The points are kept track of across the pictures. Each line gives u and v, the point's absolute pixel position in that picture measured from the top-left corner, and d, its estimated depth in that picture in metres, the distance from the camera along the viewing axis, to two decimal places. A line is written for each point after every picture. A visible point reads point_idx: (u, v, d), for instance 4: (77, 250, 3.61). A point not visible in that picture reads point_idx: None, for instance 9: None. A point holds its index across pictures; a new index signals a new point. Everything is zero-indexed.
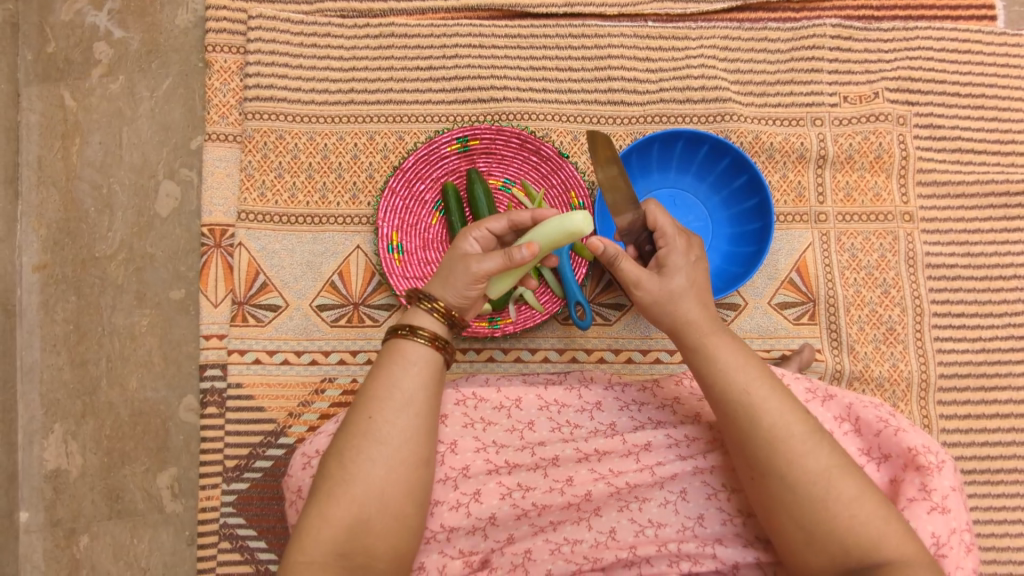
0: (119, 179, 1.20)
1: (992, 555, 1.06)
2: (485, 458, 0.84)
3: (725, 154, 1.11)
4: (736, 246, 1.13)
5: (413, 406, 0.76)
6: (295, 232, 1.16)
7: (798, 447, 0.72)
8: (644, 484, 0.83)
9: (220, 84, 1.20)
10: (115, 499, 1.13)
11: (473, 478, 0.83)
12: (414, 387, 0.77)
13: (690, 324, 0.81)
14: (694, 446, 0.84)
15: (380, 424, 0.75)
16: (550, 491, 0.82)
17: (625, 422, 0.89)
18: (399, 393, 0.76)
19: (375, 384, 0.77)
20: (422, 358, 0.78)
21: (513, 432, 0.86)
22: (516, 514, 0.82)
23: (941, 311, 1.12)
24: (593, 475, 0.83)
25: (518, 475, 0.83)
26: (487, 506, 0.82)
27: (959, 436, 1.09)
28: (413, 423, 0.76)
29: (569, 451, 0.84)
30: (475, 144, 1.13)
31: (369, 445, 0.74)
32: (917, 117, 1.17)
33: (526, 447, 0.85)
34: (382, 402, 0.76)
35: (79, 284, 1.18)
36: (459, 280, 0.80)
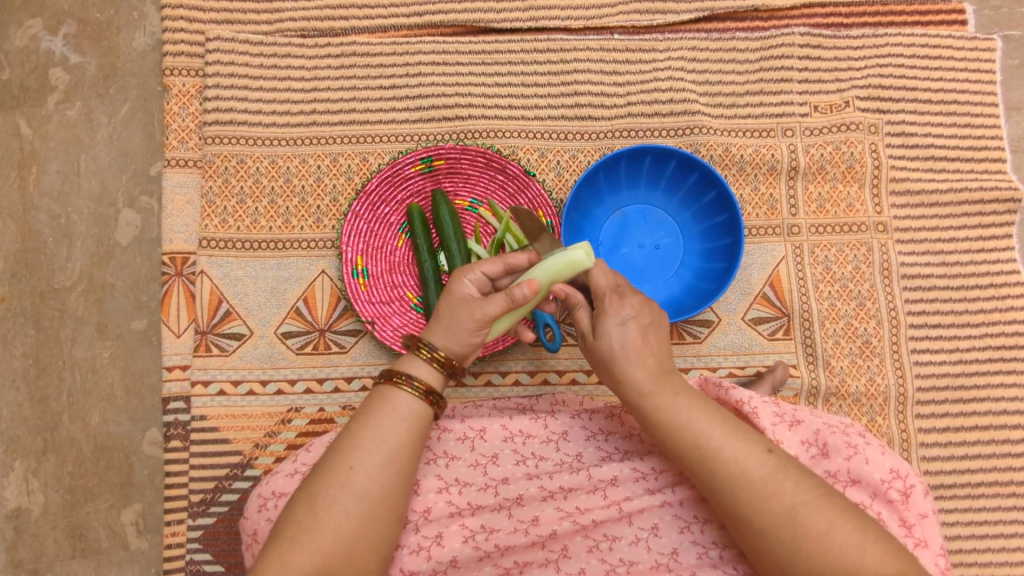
0: (78, 208, 1.18)
1: (974, 571, 1.04)
2: (447, 499, 0.81)
3: (693, 169, 1.09)
4: (707, 262, 1.11)
5: (396, 462, 0.74)
6: (258, 258, 1.13)
7: (762, 490, 0.69)
8: (613, 519, 0.80)
9: (179, 109, 1.17)
10: (79, 538, 1.10)
11: (435, 520, 0.80)
12: (401, 442, 0.75)
13: (632, 384, 0.77)
14: (661, 479, 0.82)
15: (361, 476, 0.72)
16: (515, 532, 0.79)
17: (591, 453, 0.86)
18: (385, 446, 0.74)
19: (360, 433, 0.75)
20: (413, 413, 0.76)
21: (476, 467, 0.84)
22: (479, 556, 0.80)
23: (918, 323, 1.10)
24: (560, 514, 0.80)
25: (482, 517, 0.81)
26: (449, 549, 0.79)
27: (938, 450, 1.07)
28: (395, 480, 0.74)
29: (534, 489, 0.82)
30: (439, 164, 1.11)
31: (345, 497, 0.72)
32: (888, 125, 1.15)
33: (489, 486, 0.83)
34: (366, 454, 0.73)
35: (38, 317, 1.15)
36: (460, 329, 0.79)
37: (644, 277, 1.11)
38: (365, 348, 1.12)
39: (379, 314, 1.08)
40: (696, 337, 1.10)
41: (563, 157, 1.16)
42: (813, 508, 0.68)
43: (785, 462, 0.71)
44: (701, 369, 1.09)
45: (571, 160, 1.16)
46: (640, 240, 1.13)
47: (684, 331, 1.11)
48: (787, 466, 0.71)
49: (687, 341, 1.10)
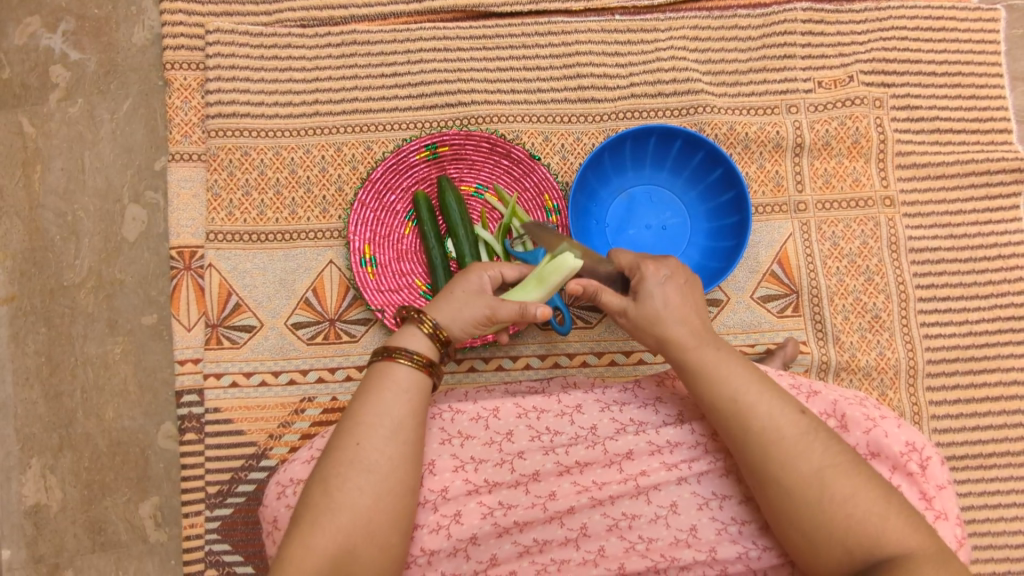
0: (83, 205, 1.18)
1: (988, 540, 1.05)
2: (464, 477, 0.82)
3: (699, 149, 1.08)
4: (715, 241, 1.11)
5: (401, 432, 0.75)
6: (266, 249, 1.13)
7: (794, 447, 0.70)
8: (630, 495, 0.80)
9: (181, 102, 1.17)
10: (98, 532, 1.11)
11: (453, 499, 0.81)
12: (405, 413, 0.75)
13: (674, 342, 0.79)
14: (678, 454, 0.81)
15: (368, 451, 0.73)
16: (532, 508, 0.80)
17: (606, 425, 0.85)
18: (389, 419, 0.74)
19: (363, 409, 0.75)
20: (413, 385, 0.77)
21: (491, 444, 0.84)
22: (498, 533, 0.80)
23: (926, 296, 1.10)
24: (576, 488, 0.80)
25: (499, 494, 0.81)
26: (468, 526, 0.80)
27: (949, 423, 1.08)
28: (403, 449, 0.74)
29: (550, 464, 0.82)
30: (445, 151, 1.10)
31: (356, 474, 0.72)
32: (893, 99, 1.15)
33: (504, 462, 0.82)
34: (371, 428, 0.74)
35: (49, 315, 1.15)
36: (471, 315, 0.82)
37: (653, 259, 1.11)
38: (376, 337, 1.12)
39: (388, 303, 1.08)
40: (707, 316, 1.11)
41: (567, 141, 1.16)
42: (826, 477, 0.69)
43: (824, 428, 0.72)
44: None
45: (575, 144, 1.16)
46: (647, 221, 1.13)
47: None
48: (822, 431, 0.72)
49: None
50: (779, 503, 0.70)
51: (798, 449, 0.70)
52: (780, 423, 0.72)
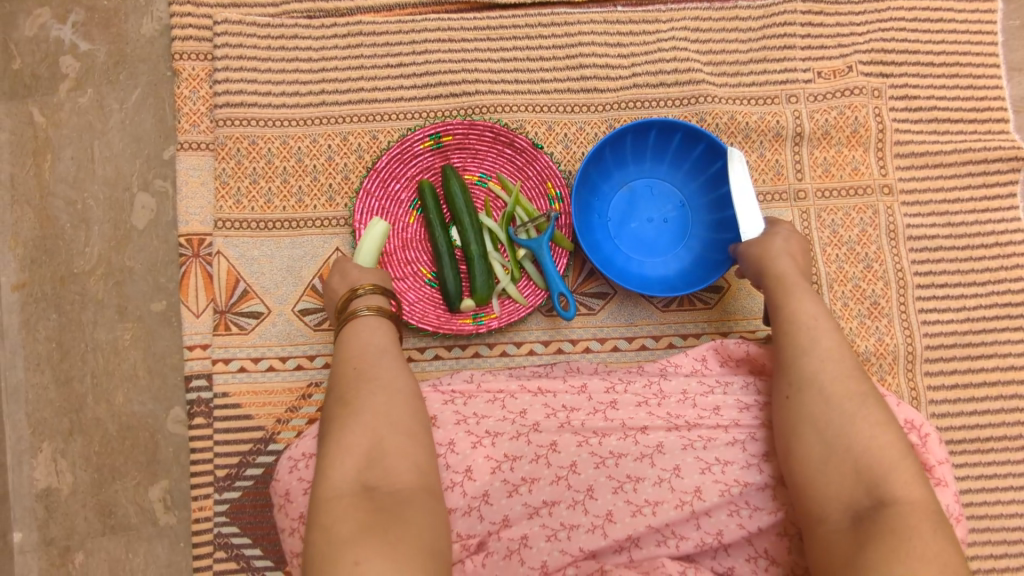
0: (93, 193, 1.19)
1: (986, 523, 1.06)
2: (466, 429, 0.84)
3: (700, 141, 1.10)
4: (716, 232, 1.12)
5: (387, 351, 0.84)
6: (273, 237, 1.15)
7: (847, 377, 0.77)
8: (634, 455, 0.82)
9: (190, 92, 1.19)
10: (109, 515, 1.12)
11: (460, 454, 0.83)
12: (382, 343, 0.85)
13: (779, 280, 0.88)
14: (680, 419, 0.85)
15: (365, 371, 0.81)
16: (537, 462, 0.82)
17: (604, 391, 0.88)
18: (372, 345, 0.84)
19: (346, 351, 0.84)
20: (383, 326, 0.87)
21: (494, 403, 0.87)
22: (508, 492, 0.82)
23: (924, 283, 1.12)
24: (580, 445, 0.83)
25: (503, 447, 0.83)
26: (481, 482, 0.82)
27: (947, 407, 1.09)
28: (393, 369, 0.82)
29: (553, 422, 0.85)
30: (448, 140, 1.12)
31: (368, 389, 0.79)
32: (892, 89, 1.16)
33: (508, 418, 0.85)
34: (360, 356, 0.82)
35: (59, 301, 1.17)
36: None
37: (655, 251, 1.13)
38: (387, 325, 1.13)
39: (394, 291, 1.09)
40: (708, 303, 1.13)
41: (570, 130, 1.18)
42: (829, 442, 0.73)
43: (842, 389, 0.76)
44: (712, 334, 1.13)
45: (578, 133, 1.18)
46: (648, 214, 1.14)
47: (695, 297, 1.14)
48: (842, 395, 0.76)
49: (697, 307, 1.13)
50: None
51: (814, 387, 0.77)
52: (826, 356, 0.79)
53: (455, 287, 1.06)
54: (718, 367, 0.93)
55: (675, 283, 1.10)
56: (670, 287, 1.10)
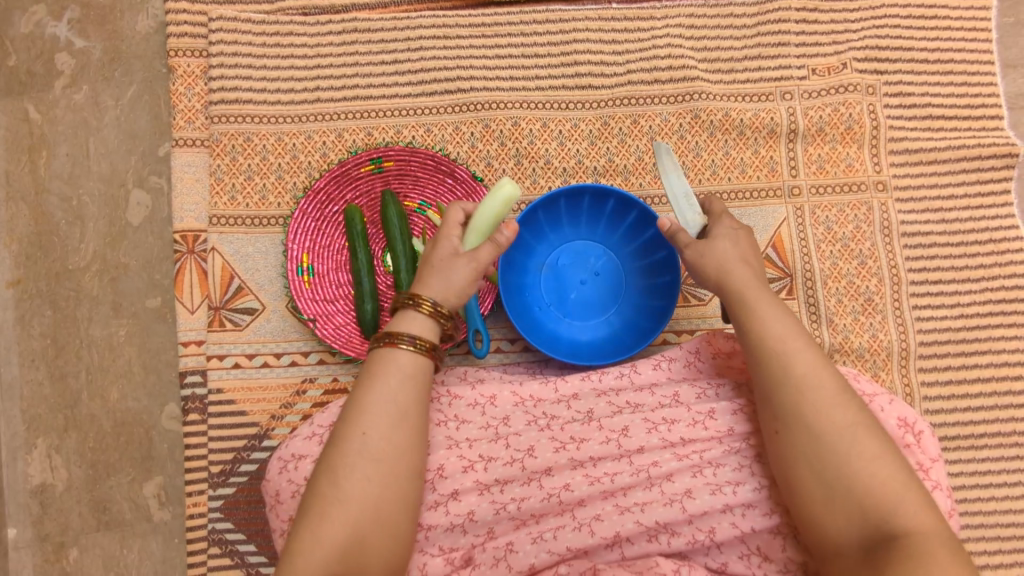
0: (88, 190, 1.19)
1: (979, 520, 1.06)
2: (458, 454, 0.84)
3: (631, 208, 1.08)
4: (648, 256, 1.10)
5: (406, 420, 0.76)
6: (268, 234, 1.15)
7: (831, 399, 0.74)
8: (629, 472, 0.81)
9: (185, 89, 1.19)
10: (103, 511, 1.12)
11: (449, 477, 0.83)
12: (409, 401, 0.76)
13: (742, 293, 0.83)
14: (674, 429, 0.83)
15: (373, 437, 0.74)
16: (528, 484, 0.82)
17: (602, 408, 0.87)
18: (394, 405, 0.76)
19: (365, 394, 0.76)
20: (411, 365, 0.78)
21: (487, 428, 0.86)
22: (496, 510, 0.81)
23: (919, 279, 1.12)
24: (573, 467, 0.82)
25: (494, 471, 0.83)
26: (466, 503, 0.82)
27: (942, 403, 1.09)
28: (407, 437, 0.76)
29: (545, 439, 0.84)
30: (389, 165, 1.12)
31: (363, 463, 0.73)
32: (886, 86, 1.17)
33: (500, 439, 0.84)
34: (375, 417, 0.75)
35: (54, 297, 1.17)
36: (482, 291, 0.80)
37: (587, 314, 1.10)
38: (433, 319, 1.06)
39: (323, 313, 1.10)
40: (702, 299, 1.12)
41: (564, 127, 1.17)
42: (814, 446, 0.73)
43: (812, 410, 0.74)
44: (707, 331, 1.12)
45: (573, 129, 1.17)
46: (579, 277, 1.11)
47: (689, 294, 1.13)
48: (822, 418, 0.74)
49: (692, 304, 1.12)
50: None
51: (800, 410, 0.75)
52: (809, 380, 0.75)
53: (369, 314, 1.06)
54: (711, 366, 0.92)
55: (602, 348, 1.08)
56: (638, 333, 1.07)
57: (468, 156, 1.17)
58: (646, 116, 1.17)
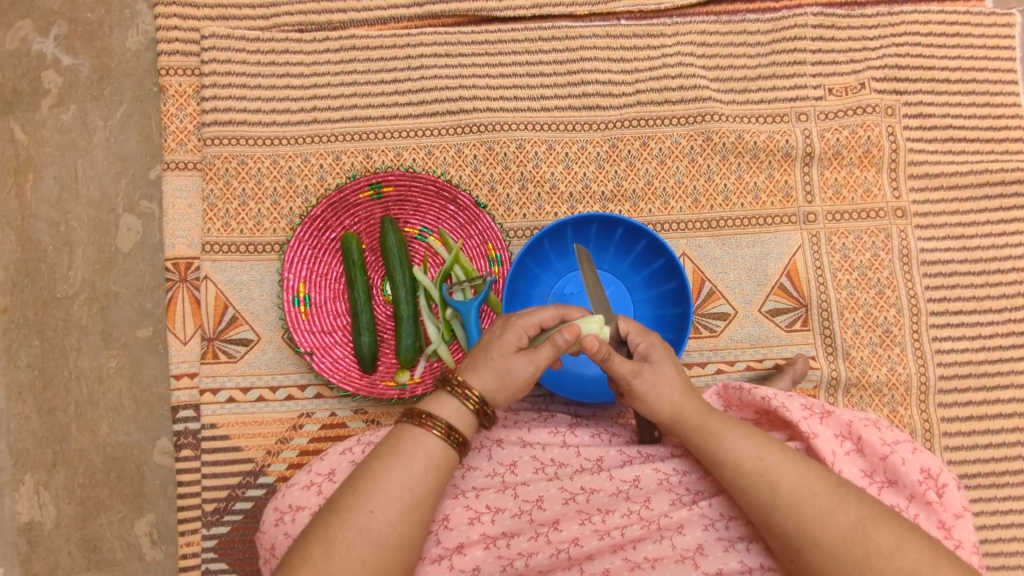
0: (76, 215, 1.15)
1: (1000, 561, 1.02)
2: (465, 504, 0.79)
3: (641, 236, 1.03)
4: (657, 287, 1.06)
5: (416, 511, 0.72)
6: (263, 261, 1.11)
7: (826, 502, 0.67)
8: (640, 525, 0.77)
9: (176, 110, 1.14)
10: (93, 550, 1.08)
11: (454, 529, 0.78)
12: (425, 492, 0.73)
13: (677, 404, 0.77)
14: (684, 481, 0.79)
15: (380, 522, 0.70)
16: (535, 537, 0.77)
17: (611, 456, 0.83)
18: (409, 493, 0.72)
19: (386, 470, 0.73)
20: (438, 457, 0.74)
21: (494, 476, 0.82)
22: (502, 565, 0.77)
23: (939, 310, 1.08)
24: (582, 520, 0.77)
25: (501, 523, 0.78)
26: (472, 557, 0.77)
27: (962, 440, 1.05)
28: (413, 529, 0.72)
29: (553, 490, 0.79)
30: (389, 191, 1.08)
31: (362, 544, 0.69)
32: (906, 106, 1.12)
33: (507, 489, 0.80)
34: (388, 500, 0.71)
35: (42, 327, 1.13)
36: (515, 382, 0.79)
37: None
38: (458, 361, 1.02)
39: (320, 344, 1.06)
40: (713, 330, 1.08)
41: (571, 149, 1.13)
42: (843, 492, 0.68)
43: (835, 478, 0.70)
44: (720, 363, 1.07)
45: (580, 152, 1.13)
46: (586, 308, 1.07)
47: (701, 324, 1.08)
48: (846, 484, 0.69)
49: (704, 334, 1.08)
50: (787, 524, 0.68)
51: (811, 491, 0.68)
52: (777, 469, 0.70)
53: (368, 343, 1.03)
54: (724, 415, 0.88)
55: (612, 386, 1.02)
56: None
57: (471, 180, 1.13)
58: (655, 138, 1.12)
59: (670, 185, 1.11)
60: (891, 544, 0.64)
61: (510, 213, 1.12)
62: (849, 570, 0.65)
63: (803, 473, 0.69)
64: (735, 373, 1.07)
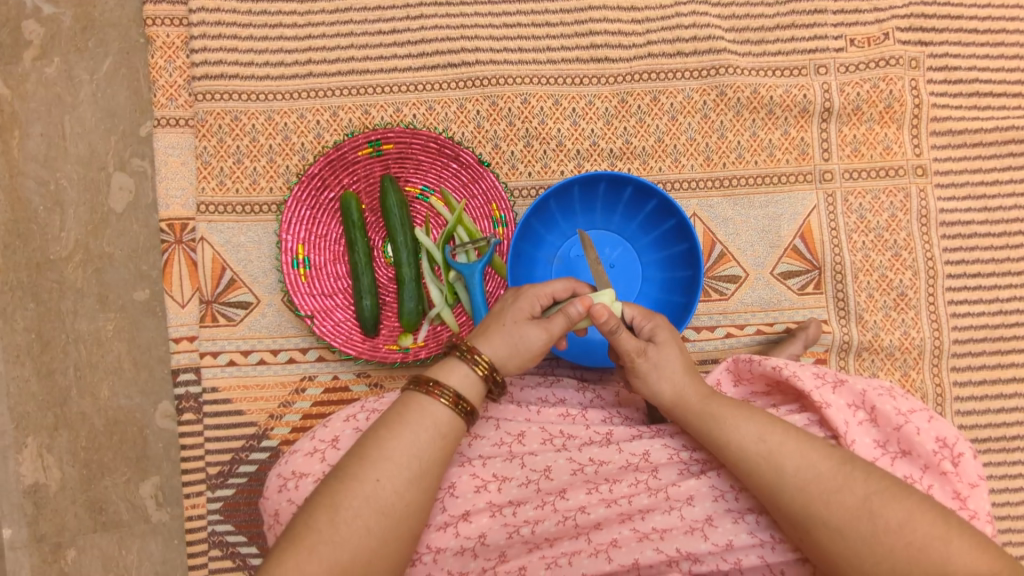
0: (66, 173, 1.11)
1: (1007, 524, 1.02)
2: (471, 472, 0.78)
3: (651, 197, 1.00)
4: (666, 249, 1.03)
5: (423, 480, 0.71)
6: (261, 221, 1.08)
7: (838, 476, 0.66)
8: (648, 495, 0.76)
9: (165, 62, 1.09)
10: (99, 511, 1.09)
11: (461, 497, 0.77)
12: (433, 461, 0.72)
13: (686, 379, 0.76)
14: (694, 455, 0.78)
15: (387, 490, 0.69)
16: (541, 506, 0.76)
17: (621, 430, 0.81)
18: (416, 462, 0.71)
19: (392, 439, 0.71)
20: (446, 425, 0.73)
21: (501, 446, 0.81)
22: (508, 533, 0.76)
23: (956, 273, 1.05)
24: (589, 490, 0.76)
25: (508, 491, 0.78)
26: (477, 525, 0.77)
27: (974, 404, 1.04)
28: (420, 498, 0.71)
29: (561, 460, 0.78)
30: (388, 148, 1.04)
31: (368, 512, 0.68)
32: (931, 58, 1.07)
33: (514, 458, 0.79)
34: (396, 468, 0.70)
35: (36, 290, 1.10)
36: (529, 350, 0.77)
37: None
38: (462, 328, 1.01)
39: (320, 308, 1.04)
40: (723, 293, 1.05)
41: (578, 104, 1.08)
42: (849, 469, 0.67)
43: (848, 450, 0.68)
44: (729, 327, 1.05)
45: (588, 107, 1.08)
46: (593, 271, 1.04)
47: (710, 287, 1.06)
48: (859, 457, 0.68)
49: (713, 297, 1.05)
50: (799, 496, 0.67)
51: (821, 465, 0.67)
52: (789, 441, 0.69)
53: (369, 305, 1.00)
54: (733, 389, 0.85)
55: None
56: None
57: (474, 137, 1.08)
58: (667, 93, 1.07)
59: (682, 142, 1.07)
60: (904, 517, 0.63)
61: (515, 171, 1.08)
62: (858, 545, 0.64)
63: (807, 452, 0.68)
64: (745, 337, 1.05)
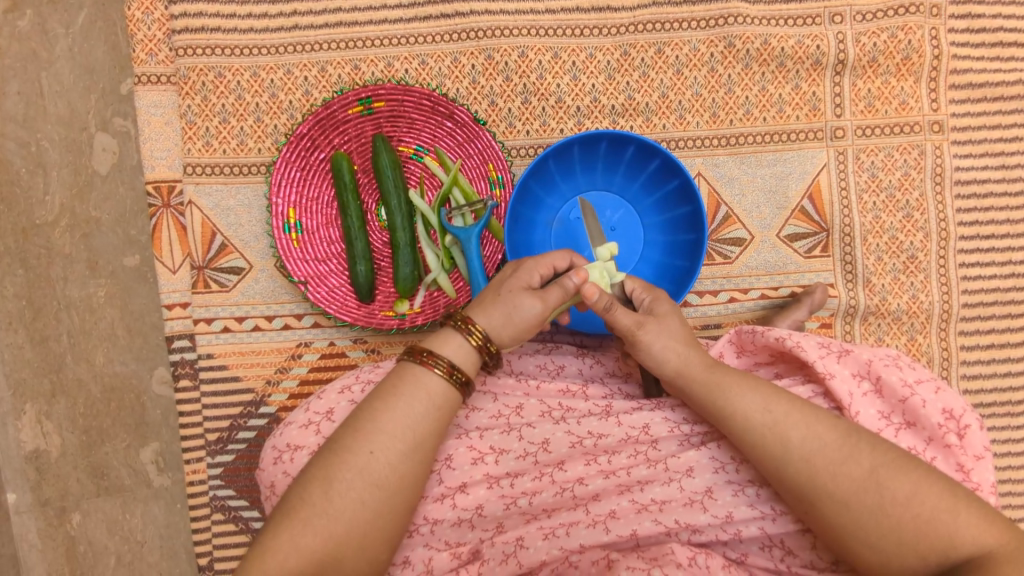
0: (46, 134, 1.07)
1: (1007, 487, 1.02)
2: (468, 444, 0.77)
3: (654, 156, 0.96)
4: (669, 211, 1.00)
5: (418, 452, 0.70)
6: (250, 184, 1.04)
7: (841, 450, 0.65)
8: (647, 467, 0.75)
9: (142, 15, 1.03)
10: (101, 476, 1.09)
11: (458, 468, 0.77)
12: (428, 433, 0.70)
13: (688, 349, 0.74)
14: (694, 429, 0.77)
15: (380, 463, 0.68)
16: (539, 478, 0.76)
17: (620, 402, 0.80)
18: (410, 435, 0.70)
19: (384, 411, 0.70)
20: (440, 397, 0.71)
21: (498, 417, 0.80)
22: (506, 504, 0.76)
23: (969, 234, 1.02)
24: (587, 462, 0.76)
25: (506, 464, 0.77)
26: (475, 496, 0.76)
27: (980, 368, 1.02)
28: (415, 471, 0.70)
29: (559, 433, 0.78)
30: (380, 106, 0.99)
31: (362, 485, 0.67)
32: (953, 6, 1.00)
33: (512, 430, 0.78)
34: (389, 441, 0.69)
35: (24, 256, 1.08)
36: (522, 322, 0.74)
37: None
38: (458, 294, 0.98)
39: (314, 273, 1.01)
40: (727, 257, 1.02)
41: (579, 57, 1.02)
42: (853, 442, 0.65)
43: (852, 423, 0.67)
44: (732, 291, 1.02)
45: (588, 61, 1.02)
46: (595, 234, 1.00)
47: (713, 251, 1.03)
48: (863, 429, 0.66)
49: (717, 262, 1.02)
50: (800, 470, 0.66)
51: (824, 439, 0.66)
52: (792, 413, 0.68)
53: (363, 271, 0.98)
54: (736, 359, 0.84)
55: None
56: None
57: (469, 93, 1.03)
58: (672, 45, 1.02)
59: (687, 97, 1.02)
60: (907, 493, 0.62)
61: (512, 129, 1.04)
62: (859, 518, 0.63)
63: (807, 425, 0.67)
64: (749, 302, 1.02)
